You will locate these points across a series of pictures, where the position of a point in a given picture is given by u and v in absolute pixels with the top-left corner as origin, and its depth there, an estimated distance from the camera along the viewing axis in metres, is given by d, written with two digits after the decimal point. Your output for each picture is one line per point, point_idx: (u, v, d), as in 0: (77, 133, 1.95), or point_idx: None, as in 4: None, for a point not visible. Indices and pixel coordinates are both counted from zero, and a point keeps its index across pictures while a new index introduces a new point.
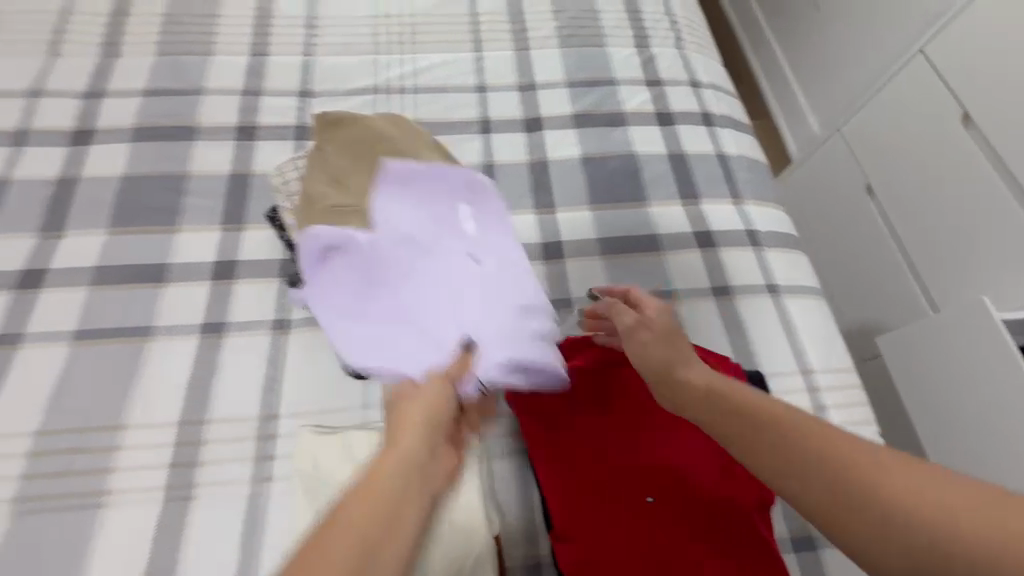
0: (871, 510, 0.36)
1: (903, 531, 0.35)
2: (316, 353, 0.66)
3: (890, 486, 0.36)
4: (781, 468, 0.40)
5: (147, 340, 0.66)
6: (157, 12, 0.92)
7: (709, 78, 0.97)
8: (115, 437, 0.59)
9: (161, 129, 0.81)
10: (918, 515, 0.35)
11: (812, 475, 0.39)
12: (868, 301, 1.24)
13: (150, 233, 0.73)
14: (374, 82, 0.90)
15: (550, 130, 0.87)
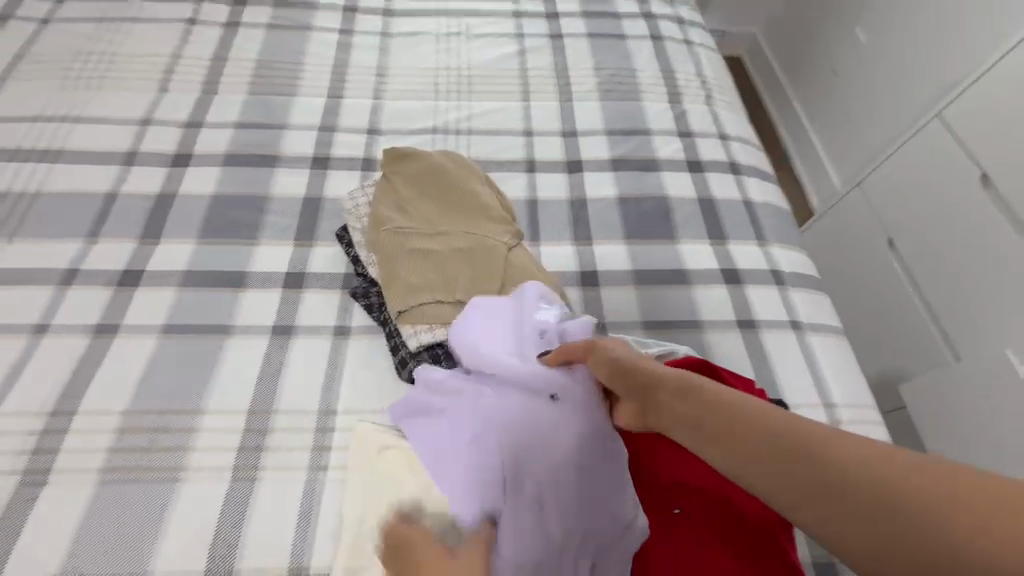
0: (890, 504, 0.39)
1: (921, 523, 0.38)
2: (372, 357, 0.73)
3: (915, 484, 0.39)
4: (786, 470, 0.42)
5: (226, 337, 0.74)
6: (251, 58, 1.06)
7: (737, 132, 1.06)
8: (193, 420, 0.66)
9: (248, 156, 0.93)
10: (946, 511, 0.38)
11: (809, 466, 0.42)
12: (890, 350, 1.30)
13: (233, 244, 0.83)
14: (434, 123, 1.01)
15: (589, 172, 0.96)
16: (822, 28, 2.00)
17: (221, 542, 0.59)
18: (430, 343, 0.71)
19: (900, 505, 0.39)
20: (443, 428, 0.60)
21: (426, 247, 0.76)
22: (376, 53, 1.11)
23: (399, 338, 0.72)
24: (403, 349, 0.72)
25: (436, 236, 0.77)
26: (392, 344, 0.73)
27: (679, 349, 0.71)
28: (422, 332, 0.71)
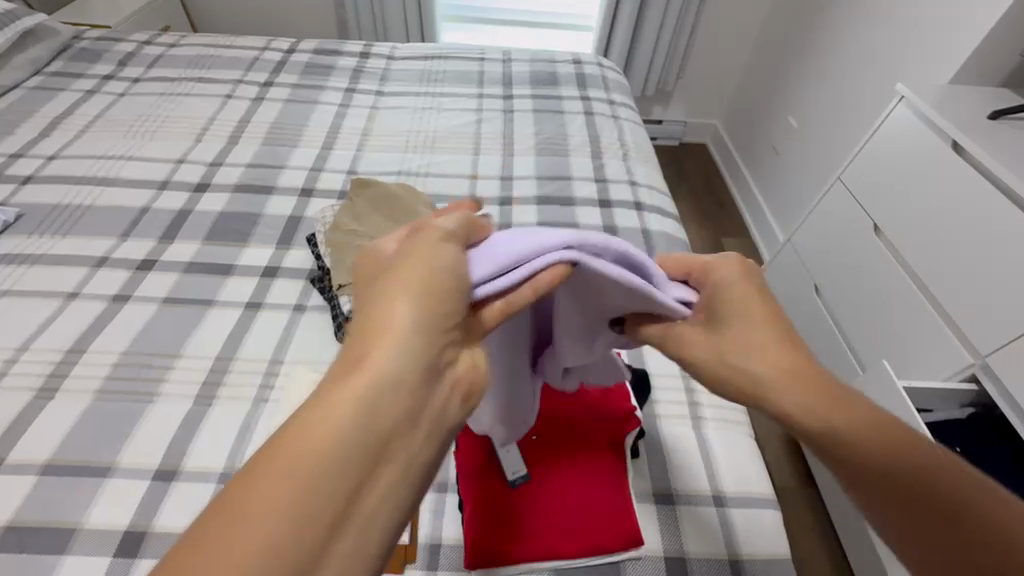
0: (882, 458, 0.49)
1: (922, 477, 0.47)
2: (319, 326, 0.93)
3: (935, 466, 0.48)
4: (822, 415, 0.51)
5: (209, 307, 0.95)
6: (268, 121, 1.39)
7: (646, 181, 1.31)
8: (172, 361, 0.85)
9: (252, 186, 1.20)
10: (947, 476, 0.47)
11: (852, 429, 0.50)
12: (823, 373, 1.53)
13: (229, 246, 1.07)
14: (400, 169, 1.28)
15: (517, 204, 1.20)
16: (763, 118, 2.33)
17: (174, 444, 0.75)
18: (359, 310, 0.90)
19: (972, 506, 0.46)
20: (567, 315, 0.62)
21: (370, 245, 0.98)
22: (365, 120, 1.43)
23: (339, 307, 0.92)
24: (341, 315, 0.91)
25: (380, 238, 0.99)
26: (334, 313, 0.92)
27: None
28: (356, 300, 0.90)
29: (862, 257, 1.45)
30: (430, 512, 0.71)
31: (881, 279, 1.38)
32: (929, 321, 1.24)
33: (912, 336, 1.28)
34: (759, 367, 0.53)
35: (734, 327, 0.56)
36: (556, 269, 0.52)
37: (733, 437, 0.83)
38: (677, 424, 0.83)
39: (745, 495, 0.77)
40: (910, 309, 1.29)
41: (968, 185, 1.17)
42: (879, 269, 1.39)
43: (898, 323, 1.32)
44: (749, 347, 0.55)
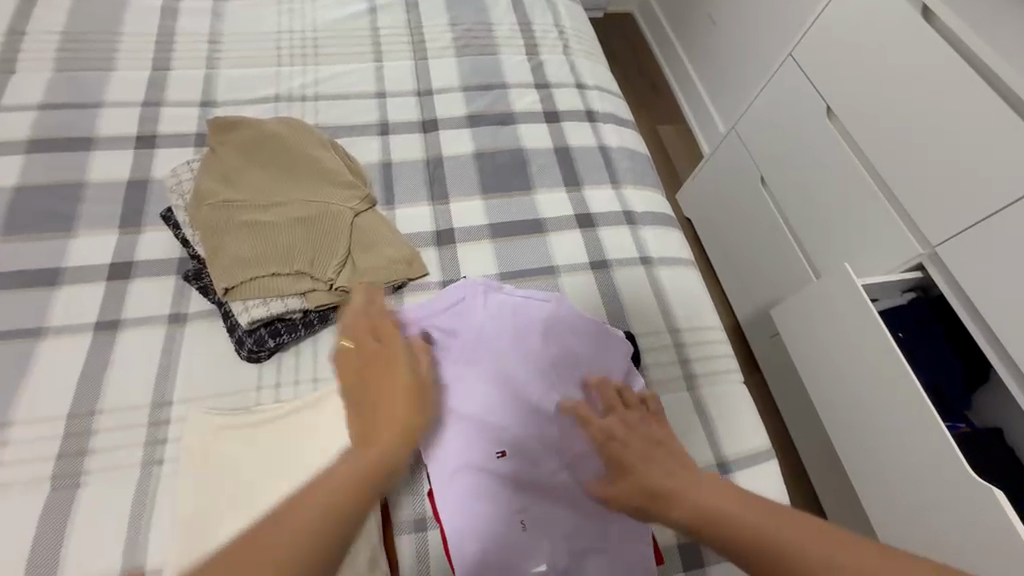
0: (730, 530, 0.49)
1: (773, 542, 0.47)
2: (211, 340, 0.69)
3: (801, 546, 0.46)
4: (690, 504, 0.51)
5: (38, 340, 0.67)
6: (57, 31, 0.94)
7: (595, 81, 1.08)
8: (2, 433, 0.60)
9: (58, 140, 0.83)
10: (791, 533, 0.47)
11: (718, 526, 0.49)
12: (773, 272, 1.53)
13: (44, 240, 0.74)
14: (276, 92, 0.95)
15: (446, 130, 0.94)
16: None
17: (38, 553, 0.55)
18: (266, 318, 0.67)
19: (796, 547, 0.46)
20: (505, 425, 0.63)
21: (258, 220, 0.72)
22: (210, 19, 1.02)
23: (233, 316, 0.68)
24: (238, 328, 0.67)
25: (271, 207, 0.74)
26: (228, 324, 0.68)
27: (542, 295, 0.71)
28: (255, 305, 0.67)
29: (808, 145, 1.37)
30: (413, 563, 0.59)
31: (832, 167, 1.31)
32: (883, 213, 1.20)
33: (863, 230, 1.25)
34: (620, 477, 0.56)
35: (618, 446, 0.57)
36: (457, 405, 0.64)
37: (727, 390, 0.76)
38: (670, 390, 0.74)
39: (744, 452, 0.72)
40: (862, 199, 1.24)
41: (937, 58, 1.05)
42: (830, 158, 1.31)
43: (847, 216, 1.29)
44: (625, 482, 0.55)
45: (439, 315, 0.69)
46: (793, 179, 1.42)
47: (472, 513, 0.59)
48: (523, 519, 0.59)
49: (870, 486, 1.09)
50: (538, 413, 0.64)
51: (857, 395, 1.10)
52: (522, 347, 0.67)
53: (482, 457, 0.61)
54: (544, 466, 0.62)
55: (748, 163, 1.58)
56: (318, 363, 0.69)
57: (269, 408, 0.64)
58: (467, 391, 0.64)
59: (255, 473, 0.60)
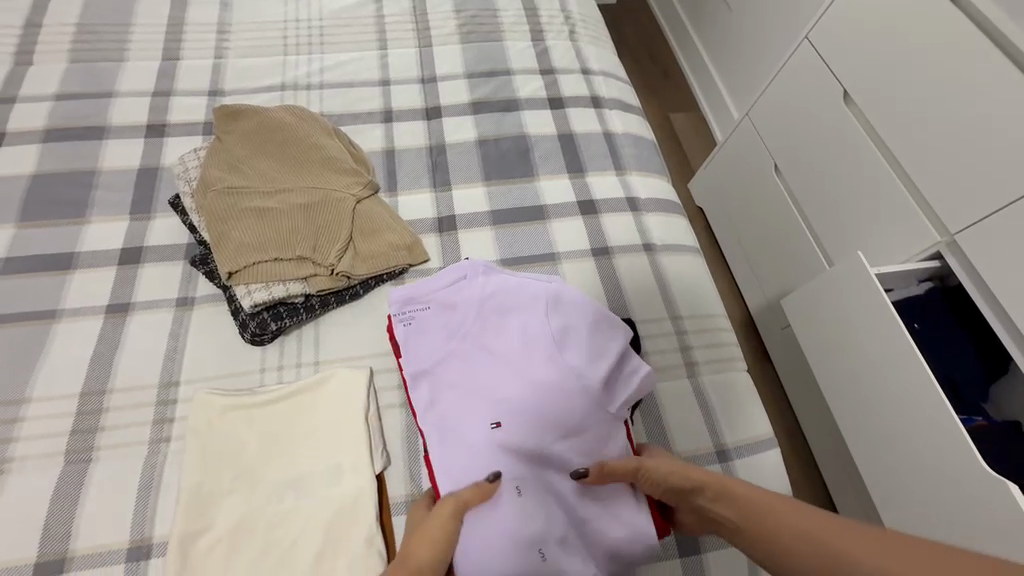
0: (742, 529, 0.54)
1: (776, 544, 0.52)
2: (216, 323, 0.71)
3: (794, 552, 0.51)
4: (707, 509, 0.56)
5: (53, 322, 0.69)
6: (71, 23, 0.97)
7: (601, 66, 1.06)
8: (19, 409, 0.63)
9: (71, 129, 0.85)
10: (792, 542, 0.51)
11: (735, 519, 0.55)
12: (787, 262, 1.50)
13: (59, 226, 0.77)
14: (282, 80, 0.96)
15: (449, 117, 0.94)
16: None
17: (53, 524, 0.57)
18: (268, 302, 0.69)
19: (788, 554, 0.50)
20: (500, 399, 0.62)
21: (261, 205, 0.73)
22: (218, 9, 1.03)
23: (237, 299, 0.69)
24: (242, 311, 0.69)
25: (275, 192, 0.75)
26: (232, 307, 0.70)
27: (541, 276, 0.70)
28: (258, 289, 0.69)
29: (822, 132, 1.33)
30: None
31: (848, 153, 1.27)
32: (900, 201, 1.16)
33: (878, 219, 1.21)
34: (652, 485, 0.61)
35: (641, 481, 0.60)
36: (454, 380, 0.64)
37: (729, 378, 0.75)
38: (670, 376, 0.73)
39: (744, 440, 0.71)
40: (880, 185, 1.20)
41: (957, 37, 1.01)
42: (846, 144, 1.27)
43: (862, 203, 1.25)
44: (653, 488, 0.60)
45: (441, 295, 0.69)
46: (807, 165, 1.38)
47: (468, 484, 0.58)
48: (519, 487, 0.58)
49: (879, 480, 1.08)
50: (533, 387, 0.62)
51: (869, 386, 1.08)
52: (520, 324, 0.66)
53: (479, 431, 0.61)
54: (541, 441, 0.60)
55: (761, 150, 1.55)
56: (319, 347, 0.70)
57: (271, 389, 0.65)
58: (463, 368, 0.65)
59: (258, 451, 0.61)
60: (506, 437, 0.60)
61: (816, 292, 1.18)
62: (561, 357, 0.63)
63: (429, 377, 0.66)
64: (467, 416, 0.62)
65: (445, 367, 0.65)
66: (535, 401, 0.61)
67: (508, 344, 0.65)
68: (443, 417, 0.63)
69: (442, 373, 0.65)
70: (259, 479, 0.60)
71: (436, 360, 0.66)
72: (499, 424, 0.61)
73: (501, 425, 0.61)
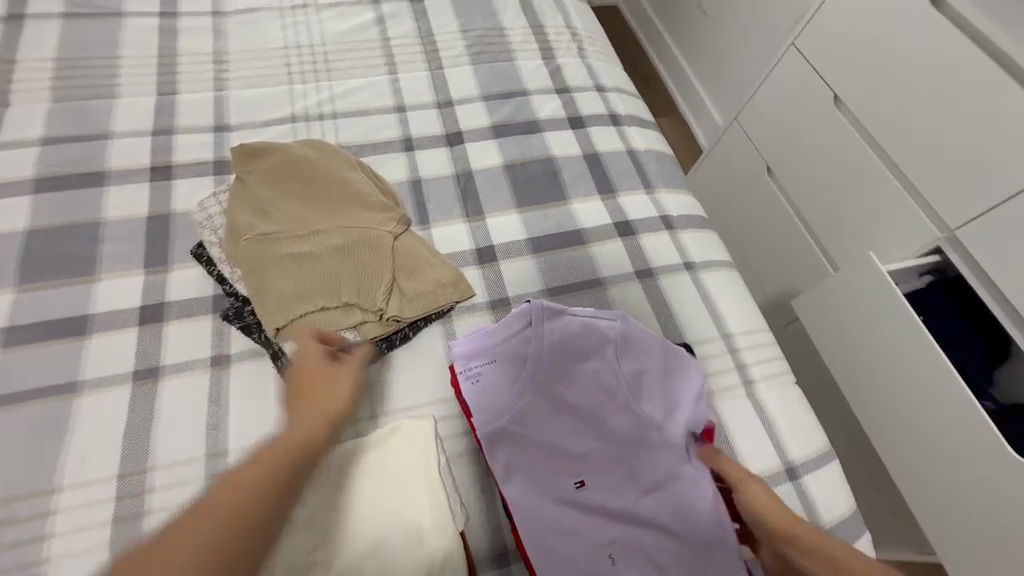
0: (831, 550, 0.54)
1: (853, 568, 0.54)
2: (259, 382, 0.65)
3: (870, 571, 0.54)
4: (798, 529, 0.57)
5: (74, 396, 0.63)
6: (49, 58, 0.89)
7: (613, 83, 1.06)
8: (50, 500, 0.57)
9: (67, 177, 0.78)
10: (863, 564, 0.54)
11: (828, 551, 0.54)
12: (786, 261, 1.55)
13: (65, 286, 0.70)
14: (292, 111, 0.91)
15: (471, 143, 0.92)
16: None
17: None
18: None
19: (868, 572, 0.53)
20: (580, 455, 0.61)
21: (297, 251, 0.69)
22: (211, 36, 0.97)
23: (285, 355, 0.65)
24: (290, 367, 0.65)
25: (307, 236, 0.71)
26: (279, 364, 0.65)
27: (604, 317, 0.68)
28: (307, 343, 0.65)
29: (812, 135, 1.37)
30: None
31: (841, 155, 1.31)
32: (897, 200, 1.20)
33: (874, 217, 1.26)
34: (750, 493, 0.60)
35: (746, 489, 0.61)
36: (529, 437, 0.62)
37: (785, 392, 0.75)
38: (730, 397, 0.73)
39: (809, 455, 0.71)
40: (875, 184, 1.24)
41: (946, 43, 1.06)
42: (838, 146, 1.32)
43: (858, 203, 1.29)
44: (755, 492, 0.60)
45: (504, 343, 0.66)
46: (800, 168, 1.43)
47: (557, 549, 0.57)
48: (610, 553, 0.57)
49: (905, 470, 1.11)
50: (612, 440, 0.62)
51: (889, 380, 1.11)
52: (591, 373, 0.65)
53: (562, 489, 0.60)
54: (625, 496, 0.60)
55: (753, 154, 1.59)
56: (375, 399, 0.66)
57: (333, 450, 0.61)
58: (537, 422, 0.63)
59: (328, 520, 0.57)
60: (589, 493, 0.60)
61: (828, 292, 1.21)
62: (639, 407, 0.64)
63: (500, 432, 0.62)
64: (548, 474, 0.61)
65: (519, 423, 0.63)
66: (616, 455, 0.62)
67: (580, 396, 0.64)
68: (525, 477, 0.60)
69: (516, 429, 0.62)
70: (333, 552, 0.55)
71: (507, 415, 0.63)
72: (580, 480, 0.61)
73: (585, 482, 0.61)
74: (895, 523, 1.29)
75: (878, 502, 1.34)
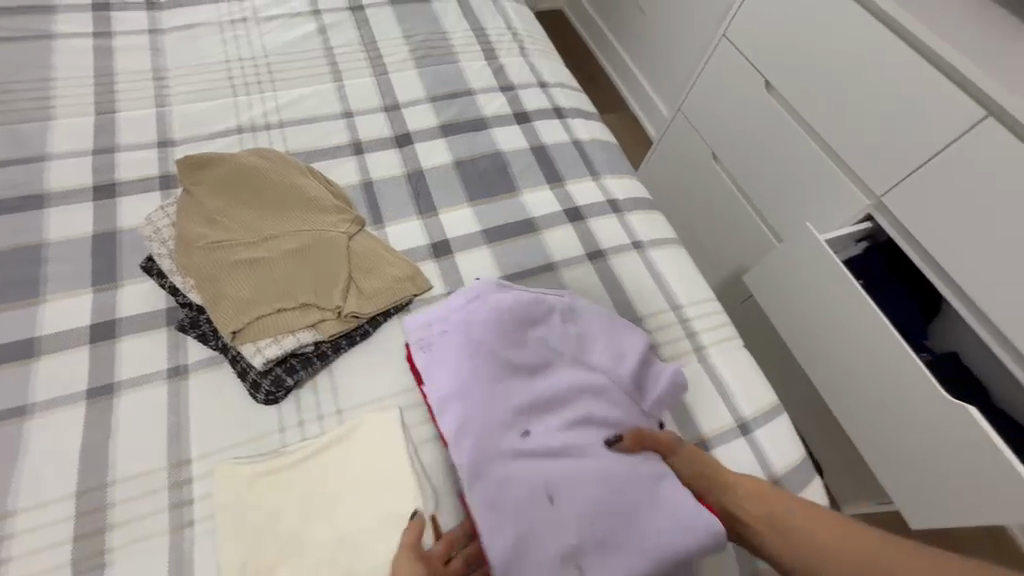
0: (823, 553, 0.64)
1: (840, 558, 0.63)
2: (220, 388, 0.65)
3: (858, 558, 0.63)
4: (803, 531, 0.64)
5: (25, 420, 0.61)
6: None
7: (555, 79, 1.10)
8: (5, 526, 0.55)
9: (4, 202, 0.76)
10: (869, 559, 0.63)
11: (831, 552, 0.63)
12: (736, 241, 1.62)
13: (9, 311, 0.68)
14: (238, 123, 0.91)
15: (420, 143, 0.94)
16: None
17: None
18: (279, 357, 0.65)
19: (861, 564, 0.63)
20: (526, 406, 0.62)
21: (252, 257, 0.69)
22: (149, 54, 0.96)
23: (244, 359, 0.65)
24: (251, 371, 0.65)
25: (262, 241, 0.72)
26: (239, 369, 0.65)
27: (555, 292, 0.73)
28: (267, 345, 0.65)
29: (750, 119, 1.45)
30: None
31: (776, 136, 1.39)
32: (828, 173, 1.28)
33: (810, 191, 1.34)
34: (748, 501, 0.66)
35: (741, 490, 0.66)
36: (478, 390, 0.62)
37: (734, 355, 0.80)
38: (683, 364, 0.77)
39: (759, 411, 0.76)
40: (808, 160, 1.33)
41: None
42: (773, 128, 1.40)
43: (796, 180, 1.37)
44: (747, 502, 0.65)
45: (456, 309, 0.69)
46: (741, 151, 1.51)
47: (500, 497, 0.57)
48: (553, 495, 0.57)
49: (858, 424, 1.18)
50: (557, 392, 0.64)
51: (837, 342, 1.18)
52: (539, 333, 0.68)
53: (507, 438, 0.60)
54: (573, 442, 0.61)
55: (699, 141, 1.66)
56: (338, 395, 0.67)
57: (299, 447, 0.62)
58: (487, 377, 0.63)
59: (298, 514, 0.58)
60: (535, 441, 0.61)
61: (775, 264, 1.28)
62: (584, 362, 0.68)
63: (449, 390, 0.62)
64: (494, 426, 0.60)
65: (469, 378, 0.62)
66: (561, 405, 0.64)
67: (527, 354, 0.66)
68: (471, 428, 0.59)
69: (466, 384, 0.62)
70: (306, 544, 0.56)
71: (456, 372, 0.63)
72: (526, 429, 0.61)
73: (530, 430, 0.61)
74: (856, 478, 1.36)
75: (839, 460, 1.41)
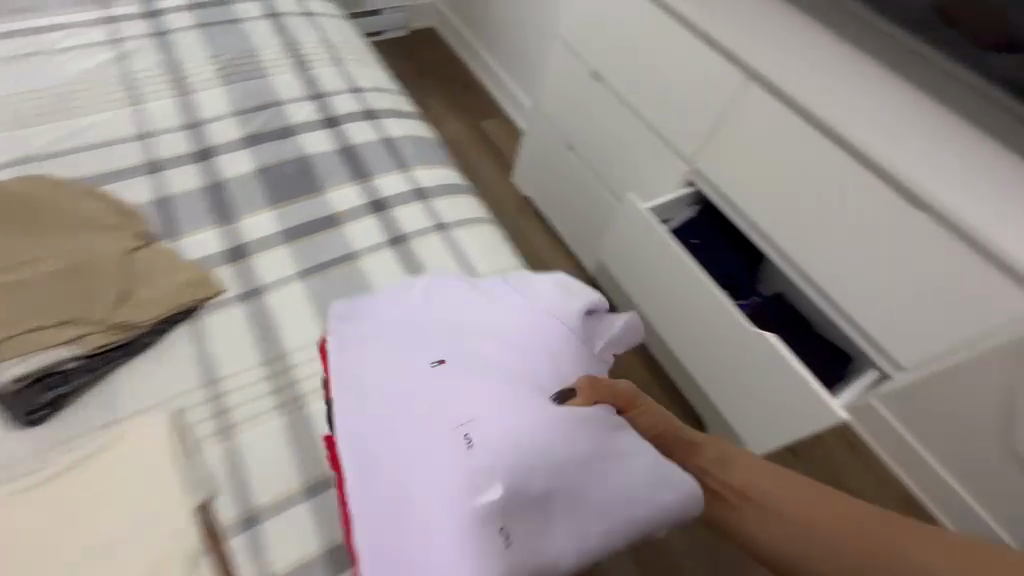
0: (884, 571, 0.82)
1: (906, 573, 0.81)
2: None
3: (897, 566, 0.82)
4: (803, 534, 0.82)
5: None
6: None
7: (371, 84, 1.15)
8: None
9: None
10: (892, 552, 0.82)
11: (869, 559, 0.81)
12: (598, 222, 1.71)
13: None
14: (20, 154, 0.89)
15: (223, 155, 0.95)
16: None
17: None
18: (33, 374, 0.63)
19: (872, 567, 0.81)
20: (453, 347, 0.65)
21: (6, 280, 0.68)
22: None
23: None
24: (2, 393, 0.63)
25: (21, 264, 0.70)
26: None
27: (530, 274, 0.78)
28: (15, 365, 0.64)
29: (587, 107, 1.56)
30: (249, 554, 0.59)
31: (608, 120, 1.51)
32: (653, 147, 1.40)
33: (643, 166, 1.45)
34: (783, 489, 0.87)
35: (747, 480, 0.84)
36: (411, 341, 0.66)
37: None
38: None
39: None
40: (636, 138, 1.44)
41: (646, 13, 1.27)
42: (605, 113, 1.51)
43: (630, 157, 1.48)
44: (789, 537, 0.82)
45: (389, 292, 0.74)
46: (586, 137, 1.61)
47: (420, 435, 0.57)
48: (467, 435, 0.56)
49: (705, 371, 1.27)
50: (486, 330, 0.67)
51: (675, 298, 1.27)
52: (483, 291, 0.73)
53: (430, 372, 0.62)
54: (507, 368, 0.63)
55: (552, 133, 1.76)
56: (112, 406, 0.66)
57: (57, 461, 0.60)
58: (421, 332, 0.67)
59: (50, 527, 0.56)
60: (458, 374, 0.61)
61: (616, 236, 1.37)
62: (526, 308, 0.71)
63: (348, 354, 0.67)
64: (424, 365, 0.63)
65: (405, 332, 0.68)
66: (498, 339, 0.66)
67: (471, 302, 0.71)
68: (398, 376, 0.63)
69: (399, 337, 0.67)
70: (54, 555, 0.55)
71: (386, 334, 0.68)
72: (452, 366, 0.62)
73: (453, 365, 0.62)
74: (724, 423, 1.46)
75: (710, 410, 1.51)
